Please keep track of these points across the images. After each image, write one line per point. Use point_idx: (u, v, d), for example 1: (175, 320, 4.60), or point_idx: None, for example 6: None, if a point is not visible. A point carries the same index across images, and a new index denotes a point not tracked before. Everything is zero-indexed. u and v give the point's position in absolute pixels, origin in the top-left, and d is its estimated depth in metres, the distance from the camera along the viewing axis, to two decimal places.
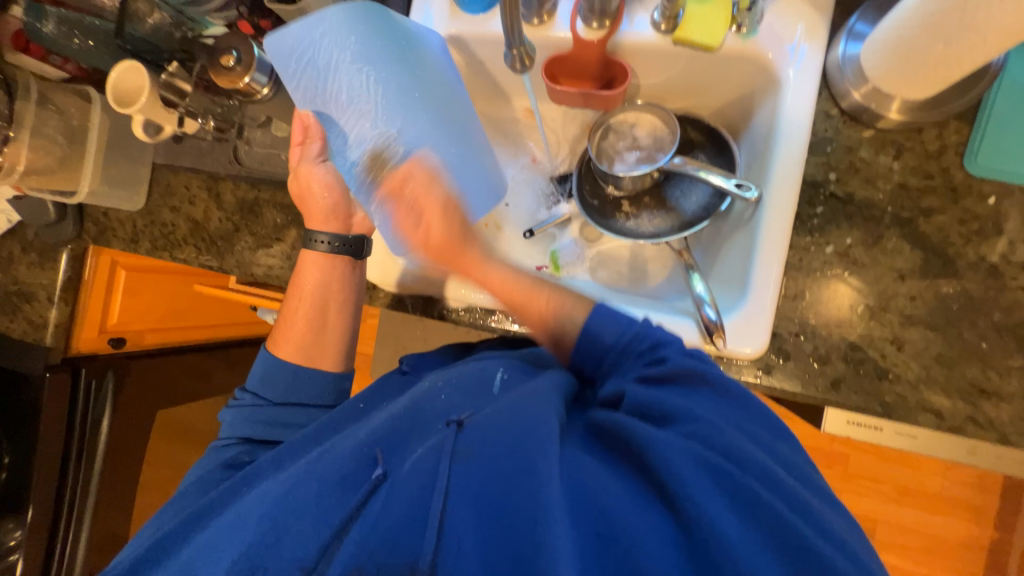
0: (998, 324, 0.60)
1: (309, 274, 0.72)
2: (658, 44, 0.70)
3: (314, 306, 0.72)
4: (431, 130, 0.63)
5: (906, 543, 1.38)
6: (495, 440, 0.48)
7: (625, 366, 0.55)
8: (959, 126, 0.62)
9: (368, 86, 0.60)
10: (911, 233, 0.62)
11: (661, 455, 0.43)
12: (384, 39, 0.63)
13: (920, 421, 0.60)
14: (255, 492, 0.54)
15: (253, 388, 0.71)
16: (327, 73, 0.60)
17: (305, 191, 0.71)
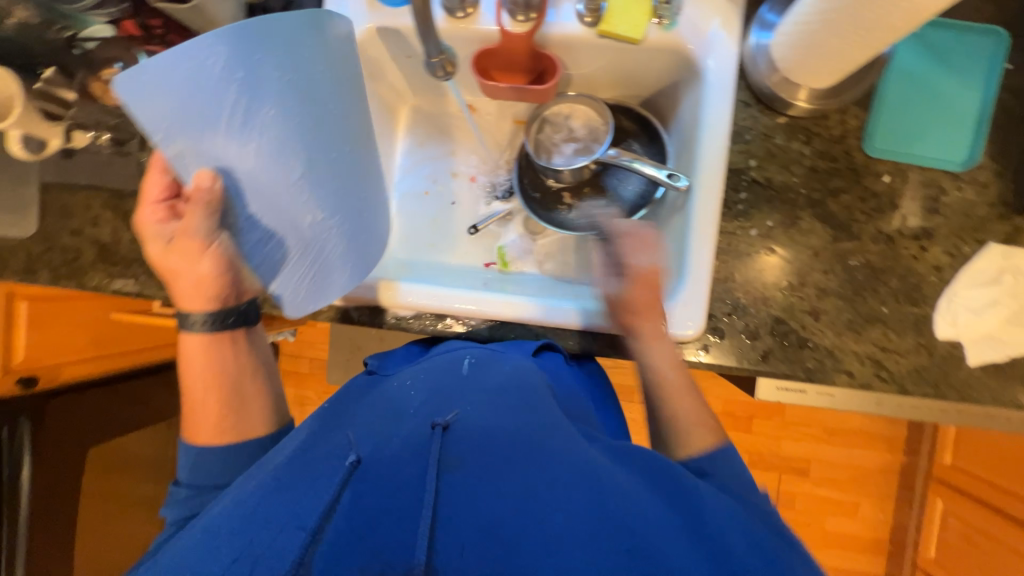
0: (896, 290, 0.67)
1: (198, 353, 0.60)
2: (584, 37, 0.71)
3: (217, 387, 0.60)
4: (333, 168, 0.53)
5: (835, 477, 1.55)
6: (484, 433, 0.51)
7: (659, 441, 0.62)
8: (857, 111, 0.68)
9: (278, 147, 0.49)
10: (822, 213, 0.68)
11: (686, 483, 0.48)
12: (284, 74, 0.47)
13: (836, 381, 0.67)
14: (227, 503, 0.48)
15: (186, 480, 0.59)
16: (223, 125, 0.46)
17: (178, 269, 0.57)
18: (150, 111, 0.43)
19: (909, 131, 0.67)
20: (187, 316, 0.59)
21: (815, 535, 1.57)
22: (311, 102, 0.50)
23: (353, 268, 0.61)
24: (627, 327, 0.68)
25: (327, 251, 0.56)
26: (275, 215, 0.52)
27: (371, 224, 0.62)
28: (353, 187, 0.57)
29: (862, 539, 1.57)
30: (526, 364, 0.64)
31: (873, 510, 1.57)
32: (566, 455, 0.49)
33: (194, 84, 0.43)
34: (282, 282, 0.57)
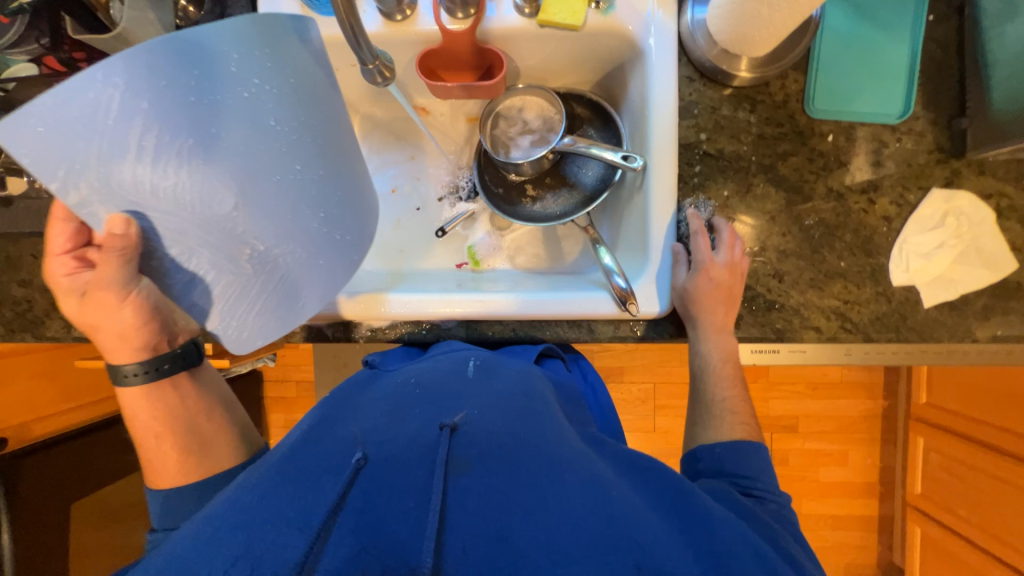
0: (851, 244, 0.69)
1: (140, 406, 0.59)
2: (524, 28, 0.71)
3: (168, 434, 0.59)
4: (279, 199, 0.47)
5: (822, 429, 1.61)
6: (496, 439, 0.52)
7: None
8: (796, 76, 0.70)
9: (204, 183, 0.43)
10: (774, 177, 0.70)
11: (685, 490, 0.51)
12: (202, 97, 0.41)
13: (804, 337, 0.69)
14: (232, 495, 0.47)
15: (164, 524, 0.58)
16: (133, 162, 0.41)
17: (98, 323, 0.56)
18: (41, 160, 0.39)
19: (847, 90, 0.70)
20: (116, 369, 0.58)
21: (811, 487, 1.63)
22: (240, 133, 0.43)
23: (315, 297, 0.58)
24: (601, 310, 0.69)
25: (268, 286, 0.53)
26: (205, 255, 0.48)
27: (339, 255, 0.56)
28: (307, 222, 0.50)
29: (855, 484, 1.64)
30: (524, 371, 0.65)
31: (862, 456, 1.63)
32: (578, 466, 0.50)
33: (87, 126, 0.39)
34: (221, 322, 0.54)
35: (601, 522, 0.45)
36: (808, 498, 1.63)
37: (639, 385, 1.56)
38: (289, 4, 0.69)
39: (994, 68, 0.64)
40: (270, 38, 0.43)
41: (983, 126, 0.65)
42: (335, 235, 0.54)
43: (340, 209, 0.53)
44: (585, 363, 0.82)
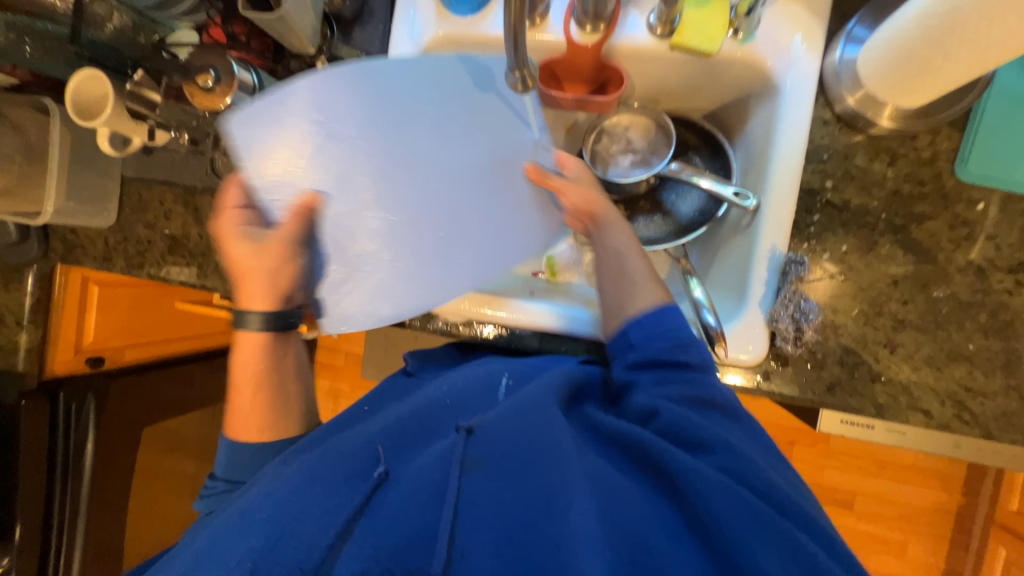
0: (984, 325, 0.62)
1: (245, 349, 0.63)
2: (653, 47, 0.69)
3: (258, 387, 0.63)
4: (400, 185, 0.61)
5: (882, 513, 1.46)
6: (507, 441, 0.50)
7: (648, 386, 0.56)
8: (950, 133, 0.63)
9: (344, 168, 0.59)
10: (903, 240, 0.64)
11: (693, 484, 0.46)
12: (360, 110, 0.59)
13: (911, 420, 0.63)
14: (260, 490, 0.51)
15: (222, 475, 0.63)
16: (299, 150, 0.58)
17: (256, 268, 0.61)
18: (248, 152, 0.57)
19: (1009, 157, 0.62)
20: (244, 316, 0.62)
21: None
22: (390, 133, 0.61)
23: (410, 284, 0.62)
24: None
25: (381, 266, 0.61)
26: (338, 228, 0.61)
27: (448, 248, 0.63)
28: (426, 204, 0.62)
29: None
30: (568, 371, 0.59)
31: (925, 552, 1.47)
32: (583, 469, 0.49)
33: (276, 126, 0.57)
34: (334, 295, 0.63)
35: (601, 524, 0.45)
36: None
37: None
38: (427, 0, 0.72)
39: None
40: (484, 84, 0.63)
41: None
42: (445, 226, 0.63)
43: (461, 203, 0.63)
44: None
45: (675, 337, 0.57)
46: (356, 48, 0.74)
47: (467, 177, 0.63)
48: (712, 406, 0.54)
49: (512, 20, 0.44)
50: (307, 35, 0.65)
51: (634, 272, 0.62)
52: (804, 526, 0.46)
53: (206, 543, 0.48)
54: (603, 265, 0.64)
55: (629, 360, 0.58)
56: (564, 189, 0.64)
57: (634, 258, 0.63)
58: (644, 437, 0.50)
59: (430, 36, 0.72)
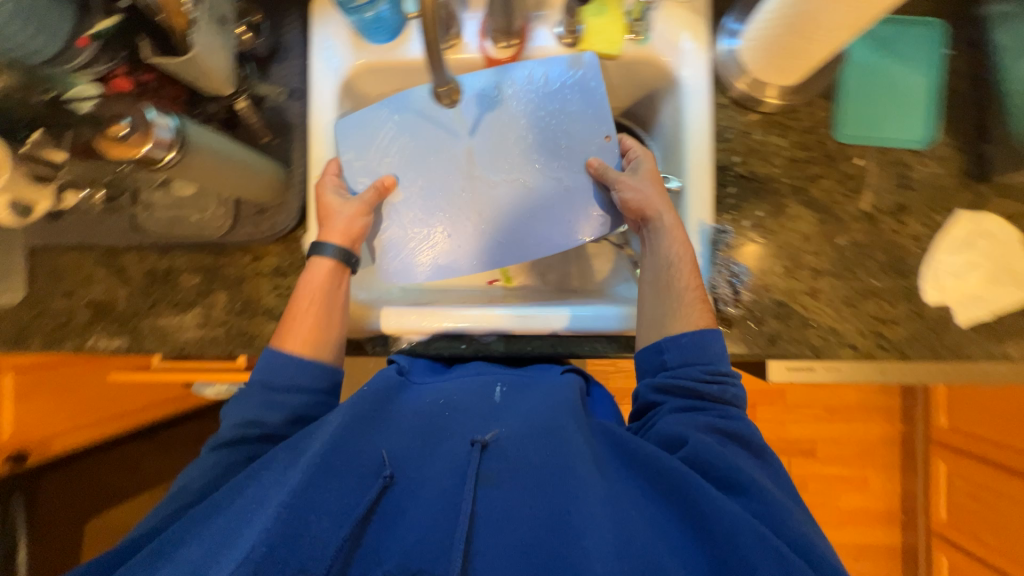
0: (883, 263, 0.71)
1: (310, 275, 0.65)
2: (563, 56, 0.74)
3: (315, 306, 0.64)
4: (475, 168, 0.75)
5: (841, 454, 1.59)
6: (526, 461, 0.53)
7: (678, 408, 0.59)
8: (823, 103, 0.73)
9: (426, 156, 0.75)
10: (806, 199, 0.72)
11: (717, 517, 0.48)
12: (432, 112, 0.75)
13: (841, 354, 0.70)
14: (272, 484, 0.51)
15: (259, 377, 0.61)
16: (389, 149, 0.75)
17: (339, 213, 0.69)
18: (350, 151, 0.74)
19: (873, 117, 0.73)
20: (322, 245, 0.67)
21: (832, 514, 1.60)
22: (461, 128, 0.75)
23: (461, 259, 0.75)
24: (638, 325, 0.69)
25: (463, 229, 0.75)
26: (423, 206, 0.75)
27: (519, 224, 0.74)
28: (505, 187, 0.74)
29: (875, 511, 1.60)
30: (558, 381, 0.63)
31: (883, 481, 1.60)
32: (604, 498, 0.50)
33: (368, 129, 0.74)
34: (427, 257, 0.75)
35: (619, 549, 0.46)
36: (830, 526, 1.60)
37: None
38: (341, 32, 0.73)
39: None
40: (576, 89, 0.73)
41: (1009, 152, 0.68)
42: (519, 203, 0.74)
43: (533, 186, 0.74)
44: (598, 388, 0.73)
45: (710, 369, 0.59)
46: (277, 83, 0.75)
47: (530, 164, 0.74)
48: (737, 441, 0.57)
49: (430, 41, 0.46)
50: (223, 74, 0.64)
51: (680, 289, 0.63)
52: (802, 553, 0.49)
53: (210, 538, 0.48)
54: (652, 267, 0.65)
55: (657, 381, 0.61)
56: (626, 185, 0.68)
57: (684, 274, 0.64)
58: (667, 463, 0.52)
59: (350, 65, 0.74)
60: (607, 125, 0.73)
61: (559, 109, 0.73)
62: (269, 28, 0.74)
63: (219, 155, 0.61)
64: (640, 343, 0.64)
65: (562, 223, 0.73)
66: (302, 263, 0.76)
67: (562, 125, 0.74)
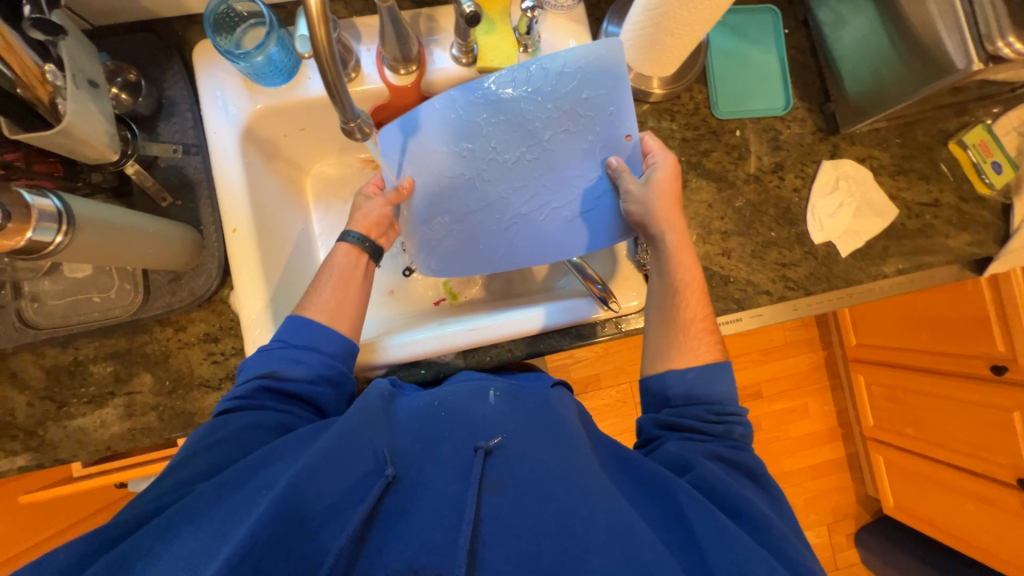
0: (776, 216, 0.82)
1: (336, 257, 0.70)
2: (463, 74, 0.77)
3: (340, 284, 0.68)
4: (480, 186, 0.71)
5: (781, 388, 1.77)
6: (528, 467, 0.54)
7: (683, 434, 0.63)
8: (699, 87, 0.83)
9: (443, 172, 0.71)
10: (703, 172, 0.81)
11: (726, 539, 0.50)
12: (449, 127, 0.70)
13: (760, 301, 0.80)
14: (272, 480, 0.49)
15: (279, 338, 0.63)
16: (413, 162, 0.72)
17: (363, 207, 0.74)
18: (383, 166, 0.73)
19: (741, 94, 0.84)
20: (346, 232, 0.71)
21: (786, 444, 1.77)
22: (472, 145, 0.70)
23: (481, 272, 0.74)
24: (587, 313, 0.73)
25: (473, 253, 0.73)
26: (439, 224, 0.73)
27: (515, 233, 0.72)
28: (520, 195, 0.71)
29: (819, 432, 1.80)
30: (552, 394, 0.66)
31: (820, 404, 1.81)
32: (609, 508, 0.51)
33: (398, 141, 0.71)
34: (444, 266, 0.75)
35: (616, 547, 0.48)
36: (787, 455, 1.77)
37: (616, 387, 1.61)
38: (232, 78, 0.71)
39: (843, 62, 0.80)
40: (595, 80, 0.66)
41: (848, 107, 0.80)
42: (536, 209, 0.71)
43: (552, 189, 0.70)
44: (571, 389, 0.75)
45: (714, 411, 0.63)
46: (168, 141, 0.70)
47: (526, 178, 0.70)
48: (742, 472, 0.60)
49: (330, 73, 0.42)
50: (103, 141, 0.59)
51: (684, 313, 0.66)
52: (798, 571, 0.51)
53: (204, 533, 0.45)
54: (657, 294, 0.68)
55: (661, 420, 0.64)
56: (637, 200, 0.66)
57: (691, 303, 0.66)
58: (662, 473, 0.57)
59: (246, 110, 0.71)
60: (627, 122, 0.67)
61: (578, 105, 0.67)
62: (148, 85, 0.69)
63: (113, 228, 0.55)
64: (646, 369, 0.68)
65: (575, 225, 0.71)
66: (232, 324, 0.72)
67: (578, 123, 0.68)
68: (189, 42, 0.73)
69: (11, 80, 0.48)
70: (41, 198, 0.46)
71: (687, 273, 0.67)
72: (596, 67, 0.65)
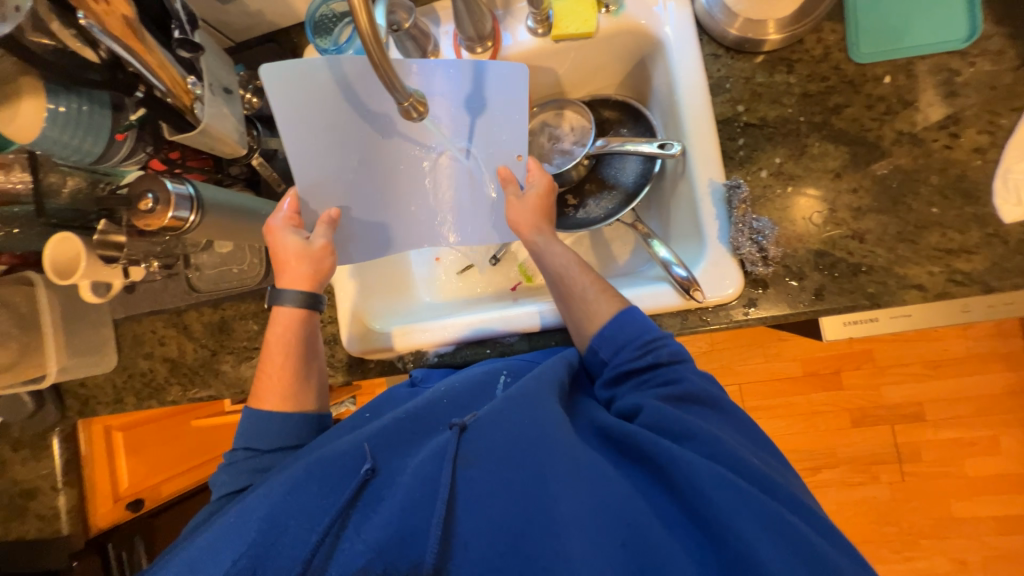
0: (940, 187, 0.62)
1: (278, 323, 0.65)
2: (540, 46, 0.74)
3: (290, 358, 0.64)
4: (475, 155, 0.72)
5: (956, 414, 1.39)
6: (503, 434, 0.53)
7: (623, 364, 0.59)
8: (833, 26, 0.66)
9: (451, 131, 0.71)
10: (829, 134, 0.65)
11: (684, 473, 0.47)
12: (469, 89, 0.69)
13: (907, 299, 0.62)
14: (264, 487, 0.54)
15: (242, 444, 0.63)
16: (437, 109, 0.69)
17: (291, 262, 0.63)
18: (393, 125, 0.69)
19: (895, 31, 0.65)
20: (281, 293, 0.64)
21: (958, 485, 1.38)
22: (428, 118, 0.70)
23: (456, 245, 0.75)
24: (664, 304, 0.65)
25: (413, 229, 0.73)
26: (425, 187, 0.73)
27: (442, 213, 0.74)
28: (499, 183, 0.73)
29: (1014, 477, 1.37)
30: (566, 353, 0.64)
31: (1017, 439, 1.37)
32: (579, 472, 0.49)
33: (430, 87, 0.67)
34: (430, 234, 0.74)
35: (596, 512, 0.47)
36: (958, 498, 1.38)
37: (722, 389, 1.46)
38: None
39: None
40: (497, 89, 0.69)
41: None
42: (452, 195, 0.73)
43: (467, 186, 0.72)
44: None
45: (639, 342, 0.58)
46: None
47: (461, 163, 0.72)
48: (698, 402, 0.55)
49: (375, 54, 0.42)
50: (235, 139, 0.70)
51: (584, 291, 0.63)
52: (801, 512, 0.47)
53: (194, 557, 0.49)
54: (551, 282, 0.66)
55: (607, 377, 0.60)
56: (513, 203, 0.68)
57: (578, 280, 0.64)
58: (639, 435, 0.51)
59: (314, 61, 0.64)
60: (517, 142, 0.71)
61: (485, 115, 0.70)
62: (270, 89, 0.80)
63: (234, 210, 0.66)
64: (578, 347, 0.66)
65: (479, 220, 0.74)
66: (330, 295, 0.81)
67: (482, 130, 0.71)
68: (302, 46, 0.83)
69: (164, 92, 0.60)
70: (179, 186, 0.57)
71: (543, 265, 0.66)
72: (501, 83, 0.69)
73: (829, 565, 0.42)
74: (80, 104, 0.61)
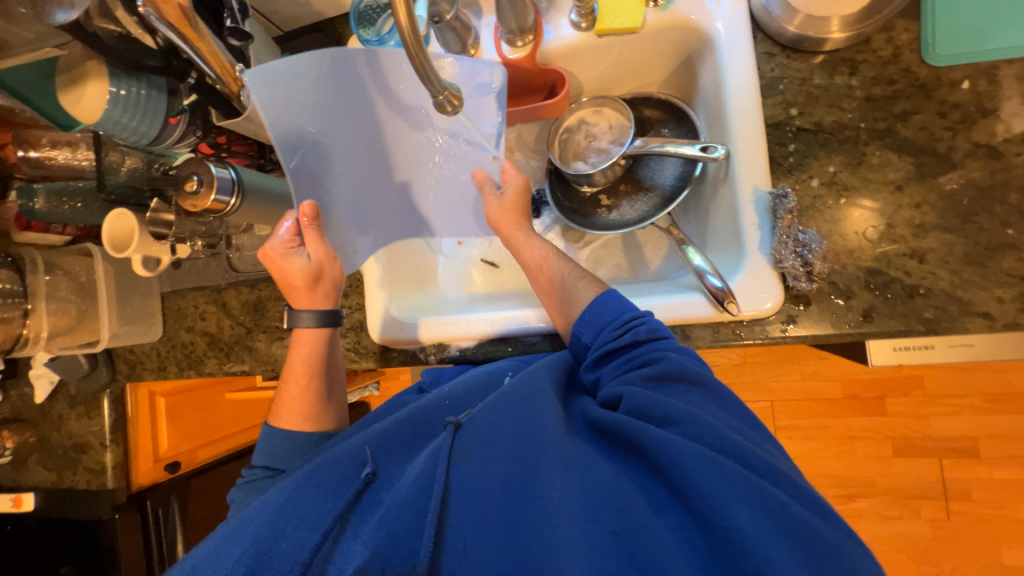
0: (1018, 205, 0.56)
1: (301, 344, 0.69)
2: (583, 41, 0.71)
3: (310, 379, 0.69)
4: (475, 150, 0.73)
5: (1016, 453, 1.27)
6: (497, 431, 0.53)
7: (611, 353, 0.58)
8: (906, 24, 0.61)
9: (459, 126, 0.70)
10: (893, 142, 0.60)
11: (664, 452, 0.46)
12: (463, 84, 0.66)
13: (971, 327, 0.56)
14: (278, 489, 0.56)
15: (263, 463, 0.69)
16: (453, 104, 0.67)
17: (300, 285, 0.66)
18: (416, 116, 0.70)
19: (977, 32, 0.59)
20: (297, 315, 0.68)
21: (1011, 530, 1.27)
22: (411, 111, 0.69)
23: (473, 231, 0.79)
24: (695, 314, 0.62)
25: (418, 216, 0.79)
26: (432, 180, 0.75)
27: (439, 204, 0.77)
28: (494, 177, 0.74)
29: None
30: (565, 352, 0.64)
31: None
32: (567, 462, 0.49)
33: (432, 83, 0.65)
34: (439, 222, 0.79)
35: (586, 499, 0.46)
36: (1011, 544, 1.27)
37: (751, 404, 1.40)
38: None
39: None
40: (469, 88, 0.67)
41: None
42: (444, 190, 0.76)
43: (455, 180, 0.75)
44: None
45: (617, 322, 0.58)
46: None
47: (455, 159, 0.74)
48: (677, 380, 0.52)
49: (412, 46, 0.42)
50: None
51: (563, 277, 0.66)
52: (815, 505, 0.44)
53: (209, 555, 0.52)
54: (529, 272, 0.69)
55: (591, 359, 0.59)
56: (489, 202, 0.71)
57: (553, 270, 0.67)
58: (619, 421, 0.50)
59: (307, 57, 0.59)
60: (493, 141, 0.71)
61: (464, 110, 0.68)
62: None
63: (272, 200, 0.68)
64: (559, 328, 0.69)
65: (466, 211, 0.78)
66: (359, 282, 0.82)
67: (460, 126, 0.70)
68: (347, 37, 0.85)
69: (214, 78, 0.62)
70: (223, 170, 0.59)
71: (526, 256, 0.68)
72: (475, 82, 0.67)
73: (824, 546, 0.40)
74: (139, 88, 0.65)
